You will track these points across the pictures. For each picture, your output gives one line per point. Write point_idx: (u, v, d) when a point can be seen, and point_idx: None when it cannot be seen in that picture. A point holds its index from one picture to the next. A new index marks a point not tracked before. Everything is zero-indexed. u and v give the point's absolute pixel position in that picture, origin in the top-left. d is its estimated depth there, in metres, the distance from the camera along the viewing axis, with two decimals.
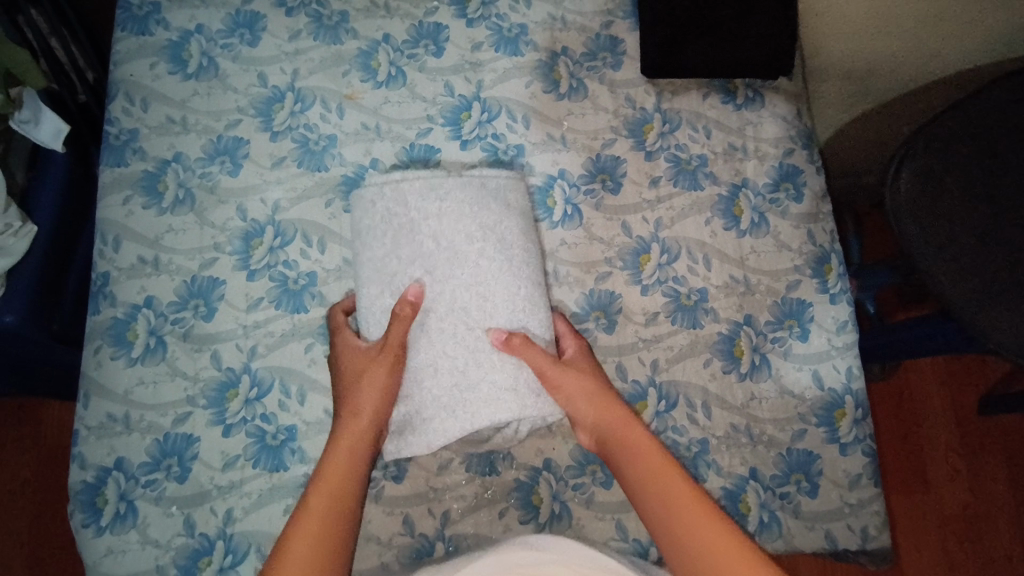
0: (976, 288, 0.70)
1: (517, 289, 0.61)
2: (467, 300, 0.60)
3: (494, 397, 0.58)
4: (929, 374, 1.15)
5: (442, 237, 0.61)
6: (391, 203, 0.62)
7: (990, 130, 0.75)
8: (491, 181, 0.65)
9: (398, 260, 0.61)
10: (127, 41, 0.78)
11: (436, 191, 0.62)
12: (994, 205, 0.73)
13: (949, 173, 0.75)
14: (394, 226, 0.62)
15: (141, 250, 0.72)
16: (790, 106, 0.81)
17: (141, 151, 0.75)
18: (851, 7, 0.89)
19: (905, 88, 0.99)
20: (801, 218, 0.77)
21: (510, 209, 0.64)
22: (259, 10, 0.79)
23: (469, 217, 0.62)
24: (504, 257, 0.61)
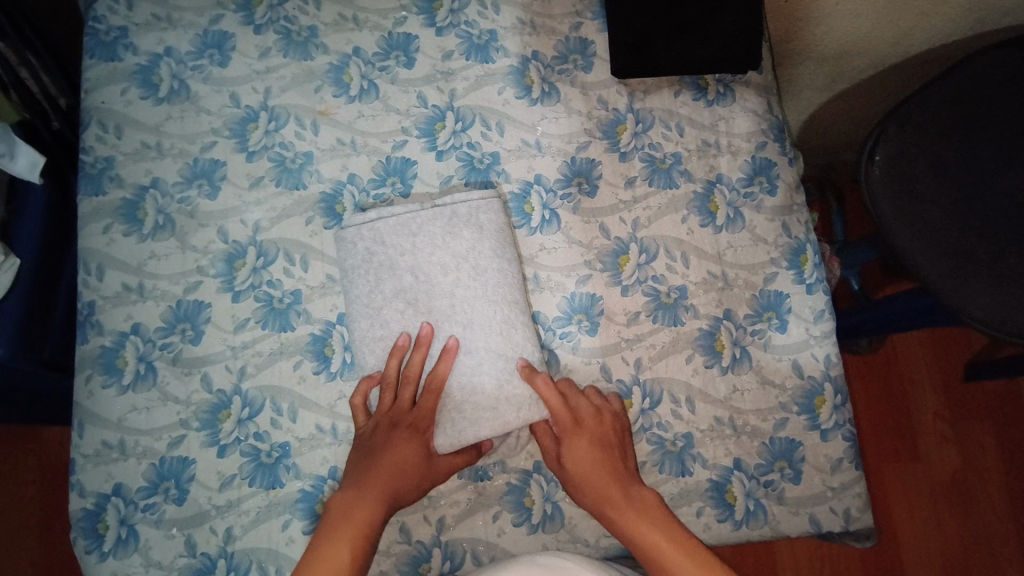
0: (947, 261, 0.72)
1: (491, 312, 0.66)
2: (448, 329, 0.66)
3: (477, 417, 0.65)
4: (916, 346, 1.18)
5: (419, 271, 0.67)
6: (371, 243, 0.69)
7: (964, 107, 0.76)
8: (461, 207, 0.70)
9: (385, 293, 0.68)
10: (96, 68, 0.78)
11: (410, 229, 0.69)
12: (966, 177, 0.74)
13: (922, 149, 0.76)
14: (376, 263, 0.68)
15: (125, 277, 0.72)
16: (761, 100, 0.82)
17: (119, 178, 0.75)
18: None
19: (881, 67, 1.00)
20: (776, 211, 0.78)
21: (481, 231, 0.69)
22: (227, 29, 0.79)
23: (442, 249, 0.68)
24: (478, 282, 0.67)
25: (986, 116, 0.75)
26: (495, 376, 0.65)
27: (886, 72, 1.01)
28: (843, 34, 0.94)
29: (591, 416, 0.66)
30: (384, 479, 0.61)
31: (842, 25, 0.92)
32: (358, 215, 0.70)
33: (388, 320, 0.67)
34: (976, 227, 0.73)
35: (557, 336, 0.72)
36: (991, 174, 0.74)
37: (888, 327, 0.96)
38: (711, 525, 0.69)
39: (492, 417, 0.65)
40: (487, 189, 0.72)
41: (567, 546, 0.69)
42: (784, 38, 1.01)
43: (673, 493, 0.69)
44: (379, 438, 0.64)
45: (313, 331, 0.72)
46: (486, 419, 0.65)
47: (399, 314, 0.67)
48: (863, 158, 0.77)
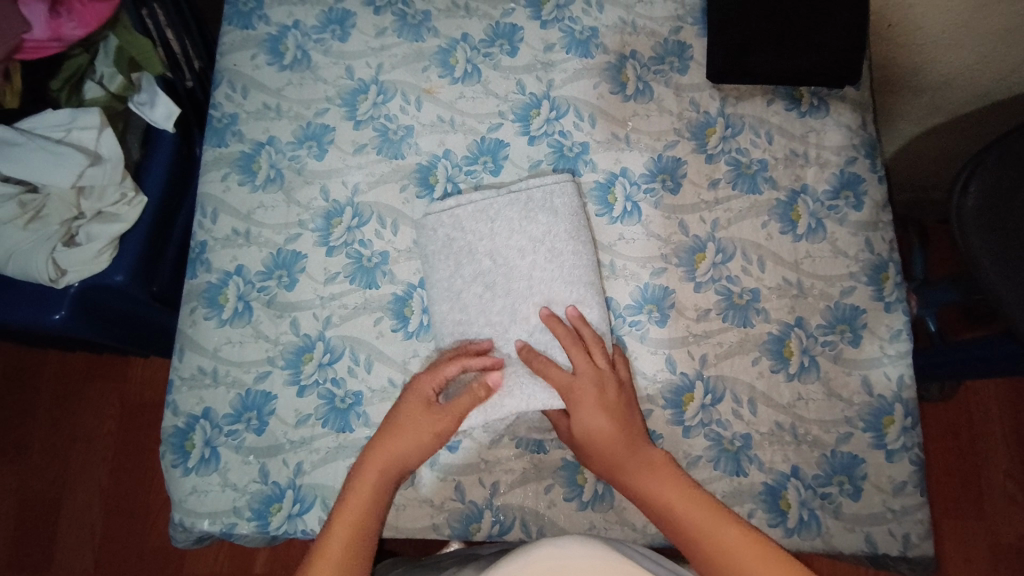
0: None
1: (568, 292, 0.69)
2: (527, 309, 0.69)
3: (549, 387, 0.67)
4: (991, 400, 1.13)
5: (498, 254, 0.71)
6: (450, 229, 0.73)
7: None
8: (536, 192, 0.73)
9: (464, 277, 0.71)
10: (233, 34, 0.86)
11: (487, 215, 0.72)
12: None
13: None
14: (455, 249, 0.72)
15: (234, 223, 0.79)
16: (856, 116, 0.82)
17: (239, 134, 0.83)
18: (930, 21, 0.87)
19: (980, 103, 0.98)
20: (860, 226, 0.77)
21: (556, 215, 0.72)
22: (349, 8, 0.86)
23: (519, 233, 0.71)
24: (554, 264, 0.70)
25: None
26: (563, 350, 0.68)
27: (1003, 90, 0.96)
28: (945, 65, 0.93)
29: (596, 386, 0.65)
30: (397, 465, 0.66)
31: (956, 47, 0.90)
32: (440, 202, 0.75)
33: (466, 292, 0.71)
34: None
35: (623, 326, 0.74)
36: None
37: (965, 372, 0.93)
38: (761, 528, 0.69)
39: None
40: (561, 175, 0.74)
41: (615, 527, 0.70)
42: (886, 65, 0.98)
43: (725, 491, 0.70)
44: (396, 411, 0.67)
45: (395, 292, 0.76)
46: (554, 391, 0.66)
47: (477, 297, 0.71)
48: (955, 193, 0.75)
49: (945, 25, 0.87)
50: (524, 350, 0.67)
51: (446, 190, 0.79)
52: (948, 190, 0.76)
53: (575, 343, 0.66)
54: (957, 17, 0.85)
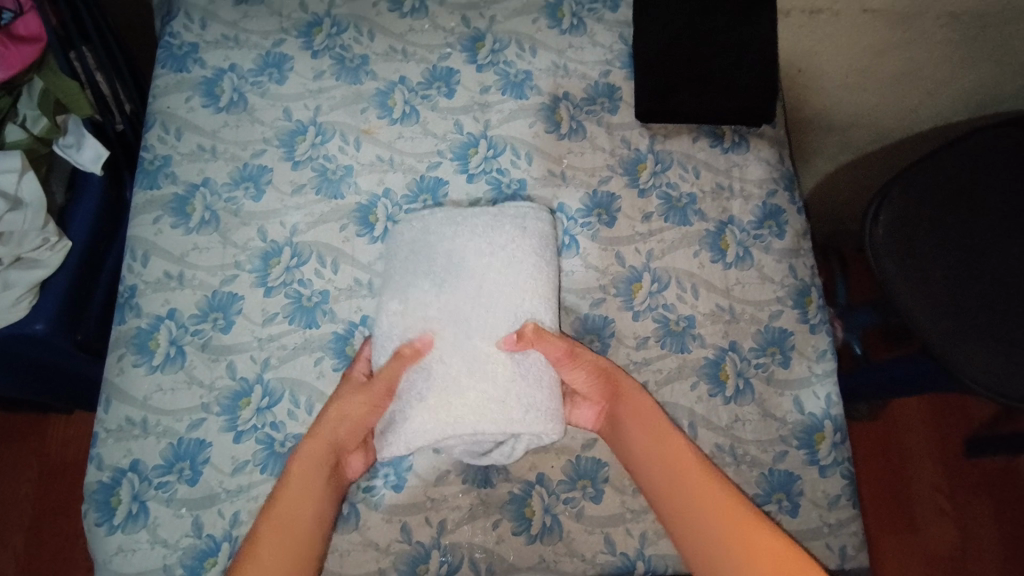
0: (948, 324, 0.76)
1: (522, 302, 0.67)
2: (470, 315, 0.65)
3: (485, 402, 0.62)
4: (916, 418, 1.19)
5: (452, 255, 0.69)
6: (414, 230, 0.72)
7: (966, 178, 0.82)
8: (508, 208, 0.73)
9: (416, 274, 0.69)
10: (166, 78, 0.86)
11: (455, 219, 0.72)
12: (969, 244, 0.80)
13: (926, 214, 0.81)
14: (415, 248, 0.71)
15: (167, 266, 0.77)
16: (773, 152, 0.88)
17: (173, 176, 0.81)
18: (835, 67, 1.05)
19: (885, 139, 1.16)
20: (783, 253, 0.82)
21: (524, 232, 0.71)
22: (287, 52, 0.87)
23: (482, 236, 0.70)
24: (510, 274, 0.68)
25: (985, 187, 0.82)
26: (510, 371, 0.63)
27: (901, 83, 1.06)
28: (854, 105, 1.10)
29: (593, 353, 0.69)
30: (311, 473, 0.63)
31: (850, 50, 1.01)
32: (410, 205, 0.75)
33: (414, 287, 0.68)
34: (979, 292, 0.77)
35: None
36: (990, 241, 0.79)
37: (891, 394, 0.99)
38: None
39: (498, 408, 0.62)
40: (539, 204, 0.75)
41: (564, 560, 0.69)
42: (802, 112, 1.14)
43: None
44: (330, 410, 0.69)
45: (336, 330, 0.75)
46: (493, 408, 0.62)
47: (424, 293, 0.67)
48: (867, 221, 0.82)
49: (848, 71, 1.05)
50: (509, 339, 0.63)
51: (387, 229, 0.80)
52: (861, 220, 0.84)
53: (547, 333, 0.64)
54: (856, 64, 1.03)
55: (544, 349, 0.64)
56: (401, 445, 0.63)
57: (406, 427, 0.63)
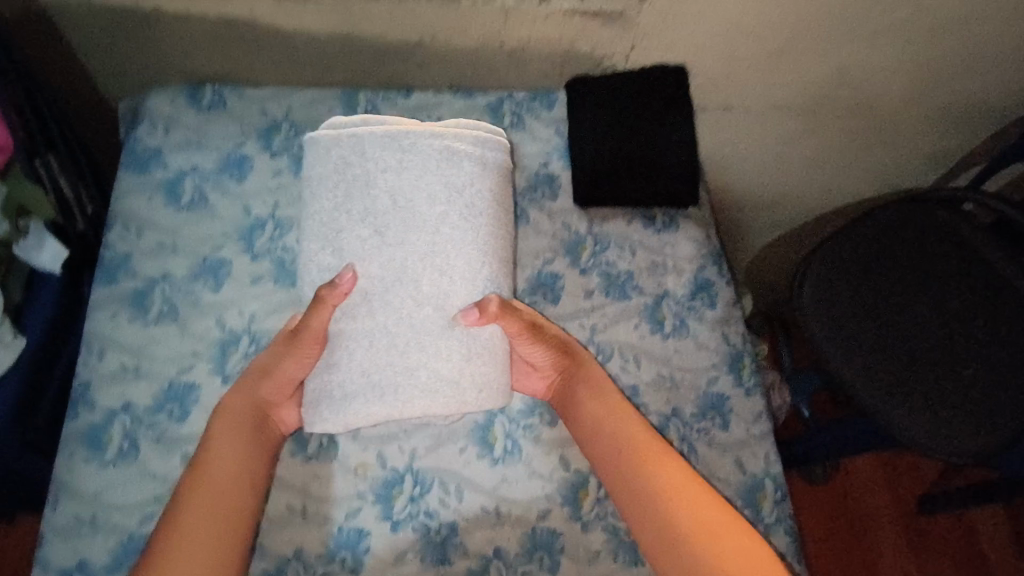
0: (872, 381, 0.92)
1: (479, 265, 0.70)
2: (420, 270, 0.68)
3: (441, 383, 0.66)
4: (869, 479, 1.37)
5: (398, 195, 0.70)
6: (347, 152, 0.71)
7: (873, 250, 0.99)
8: (467, 138, 0.74)
9: (350, 214, 0.69)
10: (129, 180, 0.90)
11: (401, 144, 0.71)
12: (882, 308, 0.96)
13: (845, 282, 0.98)
14: (349, 177, 0.70)
15: (123, 359, 0.79)
16: (701, 230, 0.96)
17: (132, 272, 0.84)
18: (754, 161, 1.20)
19: (807, 216, 1.34)
20: (716, 322, 0.89)
21: (481, 169, 0.73)
22: (247, 152, 0.92)
23: (434, 174, 0.70)
24: (468, 224, 0.70)
25: (891, 258, 0.99)
26: (463, 348, 0.67)
27: (812, 167, 1.21)
28: (775, 188, 1.26)
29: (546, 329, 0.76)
30: (233, 425, 0.69)
31: (761, 138, 1.14)
32: (347, 120, 0.74)
33: (352, 234, 0.68)
34: (893, 352, 0.93)
35: (503, 451, 0.78)
36: (900, 306, 0.96)
37: (836, 448, 1.14)
38: None
39: (454, 391, 0.67)
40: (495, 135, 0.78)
41: None
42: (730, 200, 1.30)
43: None
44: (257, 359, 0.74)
45: None
46: (446, 389, 0.66)
47: (362, 241, 0.68)
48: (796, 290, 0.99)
49: (764, 163, 1.20)
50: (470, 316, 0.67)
51: None
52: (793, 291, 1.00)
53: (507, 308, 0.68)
54: (769, 158, 1.19)
55: (504, 324, 0.68)
56: (339, 424, 0.68)
57: (348, 407, 0.67)
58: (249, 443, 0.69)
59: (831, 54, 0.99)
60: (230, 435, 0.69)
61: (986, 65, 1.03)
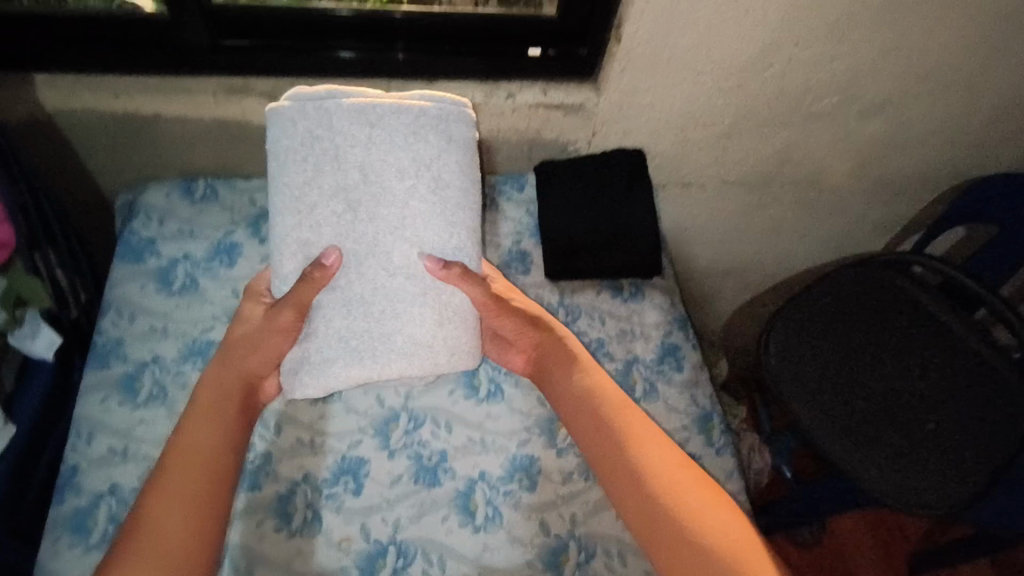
0: (843, 440, 0.95)
1: (448, 235, 0.75)
2: (393, 243, 0.73)
3: (413, 347, 0.74)
4: (858, 537, 1.40)
5: (369, 169, 0.72)
6: (314, 125, 0.71)
7: (831, 311, 1.06)
8: (431, 110, 0.74)
9: (324, 189, 0.72)
10: (124, 269, 0.95)
11: (369, 118, 0.72)
12: (843, 366, 1.02)
13: (807, 343, 1.04)
14: (319, 151, 0.72)
15: (112, 442, 0.81)
16: (666, 298, 1.02)
17: (123, 356, 0.88)
18: (714, 233, 1.29)
19: (772, 281, 1.44)
20: (684, 385, 0.93)
21: (449, 141, 0.74)
22: (238, 239, 0.98)
23: (403, 149, 0.73)
24: (436, 196, 0.74)
25: (849, 319, 1.05)
26: (435, 314, 0.74)
27: (769, 235, 1.31)
28: (737, 256, 1.36)
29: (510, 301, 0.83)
30: (216, 398, 0.74)
31: (719, 211, 1.24)
32: (311, 91, 0.72)
33: (327, 207, 0.72)
34: (858, 410, 0.98)
35: (484, 518, 0.79)
36: (860, 364, 1.01)
37: (817, 507, 1.17)
38: None
39: (428, 352, 0.74)
40: (459, 100, 0.77)
41: None
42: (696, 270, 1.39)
43: None
44: (238, 331, 0.78)
45: (279, 490, 0.79)
46: (419, 353, 0.74)
47: (337, 216, 0.72)
48: (763, 353, 1.05)
49: (725, 234, 1.30)
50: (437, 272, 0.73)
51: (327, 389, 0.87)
52: (759, 348, 1.06)
53: (469, 276, 0.75)
54: (728, 230, 1.29)
55: (465, 289, 0.75)
56: (320, 389, 0.75)
57: (328, 373, 0.74)
58: (233, 417, 0.74)
59: (773, 135, 1.09)
60: (217, 413, 0.73)
61: (915, 141, 1.13)
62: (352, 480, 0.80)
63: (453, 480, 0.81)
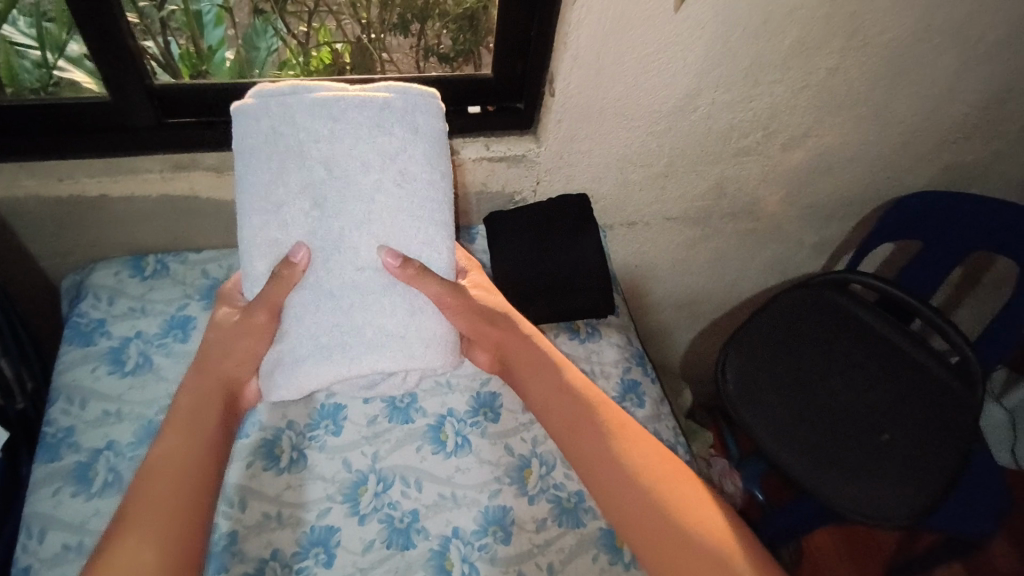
0: (802, 458, 0.99)
1: (413, 230, 0.76)
2: (359, 240, 0.75)
3: (385, 341, 0.77)
4: (836, 555, 1.45)
5: (333, 165, 0.72)
6: (275, 121, 0.71)
7: (779, 332, 1.10)
8: (395, 100, 0.73)
9: (290, 187, 0.72)
10: (73, 352, 0.93)
11: (331, 112, 0.71)
12: (796, 384, 1.06)
13: (759, 366, 1.08)
14: (283, 148, 0.71)
15: (65, 537, 0.77)
16: (621, 335, 1.06)
17: (76, 444, 0.85)
18: (662, 267, 1.35)
19: (724, 308, 1.51)
20: (647, 419, 0.95)
21: (414, 132, 0.74)
22: (191, 313, 0.98)
23: (367, 143, 0.73)
24: (401, 190, 0.75)
25: (795, 339, 1.10)
26: (404, 311, 0.78)
27: (715, 265, 1.37)
28: (687, 287, 1.42)
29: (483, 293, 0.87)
30: (197, 403, 0.75)
31: (665, 247, 1.30)
32: (274, 86, 0.71)
33: (292, 206, 0.73)
34: (814, 426, 1.02)
35: None
36: (810, 382, 1.06)
37: (792, 528, 1.19)
38: None
39: (400, 344, 0.78)
40: (426, 89, 0.75)
41: None
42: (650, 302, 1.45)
43: None
44: (212, 338, 0.80)
45: (247, 570, 0.76)
46: (390, 344, 0.78)
47: (304, 213, 0.73)
48: (720, 379, 1.09)
49: (672, 267, 1.36)
50: (406, 269, 0.75)
51: (292, 457, 0.86)
52: (715, 376, 1.10)
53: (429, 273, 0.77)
54: (675, 263, 1.35)
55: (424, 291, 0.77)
56: (294, 390, 0.78)
57: (304, 371, 0.77)
58: (214, 418, 0.74)
59: (708, 171, 1.15)
60: (199, 415, 0.74)
61: (837, 168, 1.21)
62: (323, 550, 0.79)
63: (427, 540, 0.80)
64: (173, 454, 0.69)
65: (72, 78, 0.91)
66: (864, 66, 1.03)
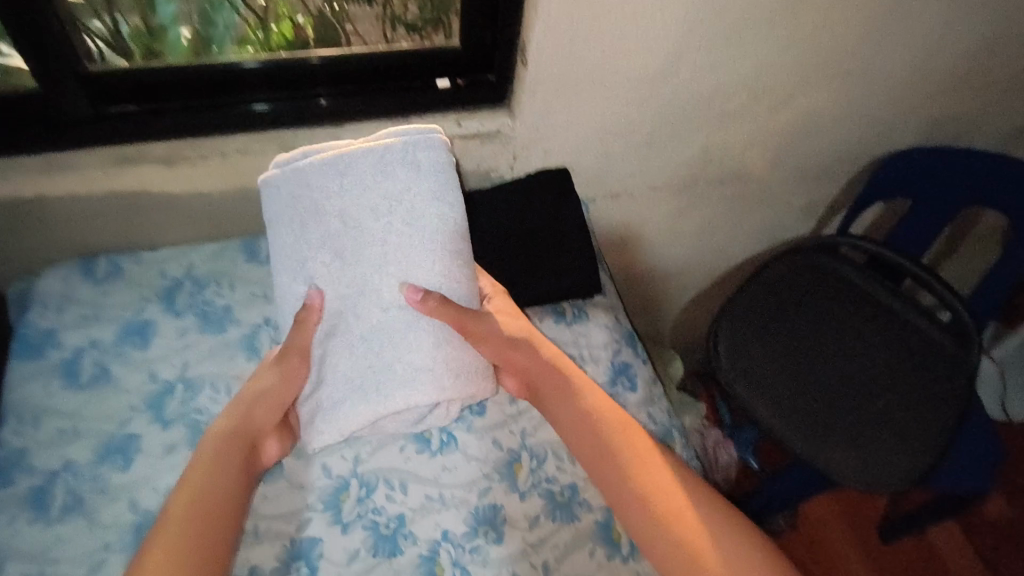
0: (803, 430, 0.96)
1: (426, 259, 0.78)
2: (380, 281, 0.77)
3: (416, 377, 0.77)
4: (832, 519, 1.44)
5: (348, 217, 0.77)
6: (293, 187, 0.78)
7: (772, 300, 1.06)
8: (393, 146, 0.78)
9: (311, 243, 0.77)
10: (22, 367, 0.86)
11: (339, 168, 0.77)
12: (792, 354, 1.02)
13: (753, 336, 1.04)
14: (301, 210, 0.77)
15: (23, 568, 0.72)
16: (610, 315, 1.01)
17: (31, 467, 0.79)
18: (647, 239, 1.30)
19: (712, 277, 1.46)
20: (640, 404, 0.92)
21: (417, 171, 0.78)
22: (149, 317, 0.91)
23: (373, 189, 0.77)
24: (410, 226, 0.77)
25: (788, 306, 1.06)
26: (431, 348, 0.78)
27: (702, 234, 1.32)
28: (673, 258, 1.38)
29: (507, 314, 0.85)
30: (221, 446, 0.73)
31: (650, 218, 1.24)
32: (287, 157, 0.79)
33: (315, 257, 0.77)
34: (813, 397, 0.98)
35: None
36: (807, 350, 1.02)
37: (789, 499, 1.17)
38: None
39: (431, 378, 0.77)
40: (428, 128, 0.80)
41: None
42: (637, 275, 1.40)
43: None
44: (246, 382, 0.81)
45: None
46: (420, 379, 0.77)
47: (326, 266, 0.77)
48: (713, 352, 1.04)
49: (658, 238, 1.30)
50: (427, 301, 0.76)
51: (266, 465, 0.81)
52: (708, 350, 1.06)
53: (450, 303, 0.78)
54: (661, 234, 1.30)
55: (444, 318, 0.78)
56: (335, 433, 0.77)
57: (338, 415, 0.76)
58: (235, 463, 0.72)
59: (693, 137, 1.10)
60: (221, 460, 0.72)
61: (827, 128, 1.16)
62: (305, 565, 0.74)
63: (415, 546, 0.76)
64: (196, 501, 0.68)
65: (16, 63, 0.81)
66: (853, 19, 0.97)
